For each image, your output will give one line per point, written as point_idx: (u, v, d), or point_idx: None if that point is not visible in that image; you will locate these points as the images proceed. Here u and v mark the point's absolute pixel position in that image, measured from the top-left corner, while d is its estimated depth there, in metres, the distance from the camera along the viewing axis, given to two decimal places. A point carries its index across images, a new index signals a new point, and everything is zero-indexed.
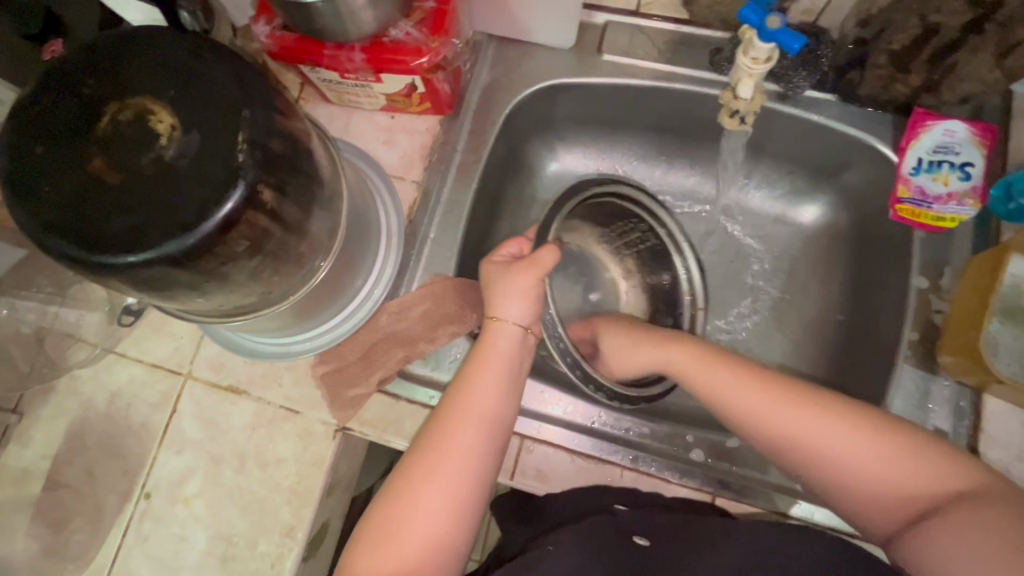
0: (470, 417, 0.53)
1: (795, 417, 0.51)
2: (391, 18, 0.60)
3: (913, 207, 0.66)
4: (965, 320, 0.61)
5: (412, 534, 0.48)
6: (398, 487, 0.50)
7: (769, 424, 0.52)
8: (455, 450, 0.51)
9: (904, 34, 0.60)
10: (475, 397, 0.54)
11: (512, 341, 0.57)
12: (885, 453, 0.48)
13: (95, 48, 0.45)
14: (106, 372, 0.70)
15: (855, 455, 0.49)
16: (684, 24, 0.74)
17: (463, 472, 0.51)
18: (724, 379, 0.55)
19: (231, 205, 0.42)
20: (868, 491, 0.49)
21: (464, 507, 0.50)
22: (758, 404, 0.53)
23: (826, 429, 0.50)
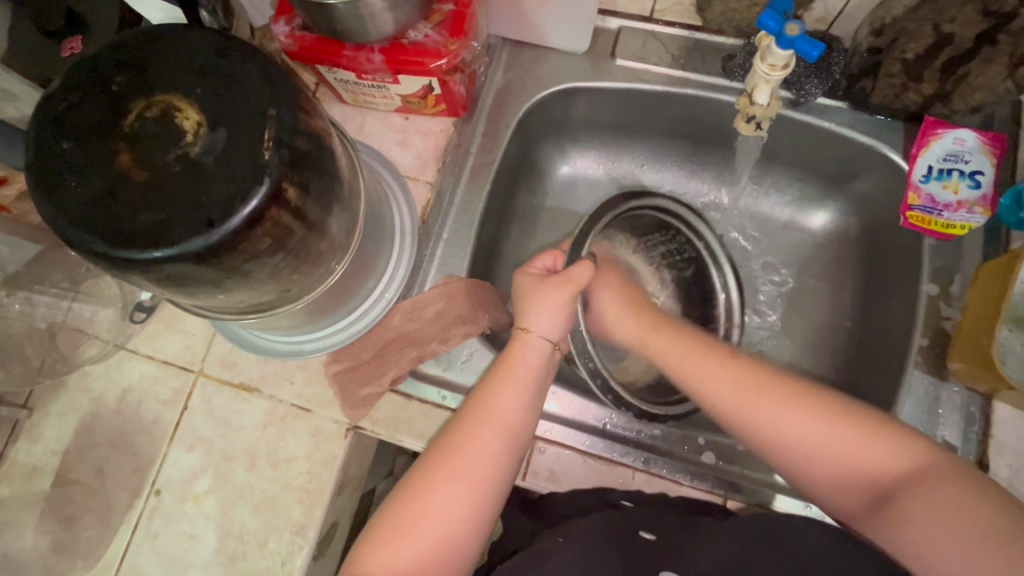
0: (491, 425, 0.53)
1: (760, 406, 0.51)
2: (411, 20, 0.60)
3: (923, 215, 0.67)
4: (976, 327, 0.61)
5: (425, 535, 0.48)
6: (413, 489, 0.50)
7: (742, 412, 0.52)
8: (476, 456, 0.51)
9: (917, 43, 0.61)
10: (497, 404, 0.54)
11: (540, 354, 0.57)
12: (849, 435, 0.48)
13: (122, 46, 0.45)
14: (117, 369, 0.70)
15: (823, 442, 0.49)
16: (697, 31, 0.75)
17: (481, 477, 0.51)
18: (694, 361, 0.56)
19: (256, 202, 0.43)
20: (839, 477, 0.49)
21: (479, 512, 0.50)
22: (727, 387, 0.53)
23: (791, 417, 0.50)
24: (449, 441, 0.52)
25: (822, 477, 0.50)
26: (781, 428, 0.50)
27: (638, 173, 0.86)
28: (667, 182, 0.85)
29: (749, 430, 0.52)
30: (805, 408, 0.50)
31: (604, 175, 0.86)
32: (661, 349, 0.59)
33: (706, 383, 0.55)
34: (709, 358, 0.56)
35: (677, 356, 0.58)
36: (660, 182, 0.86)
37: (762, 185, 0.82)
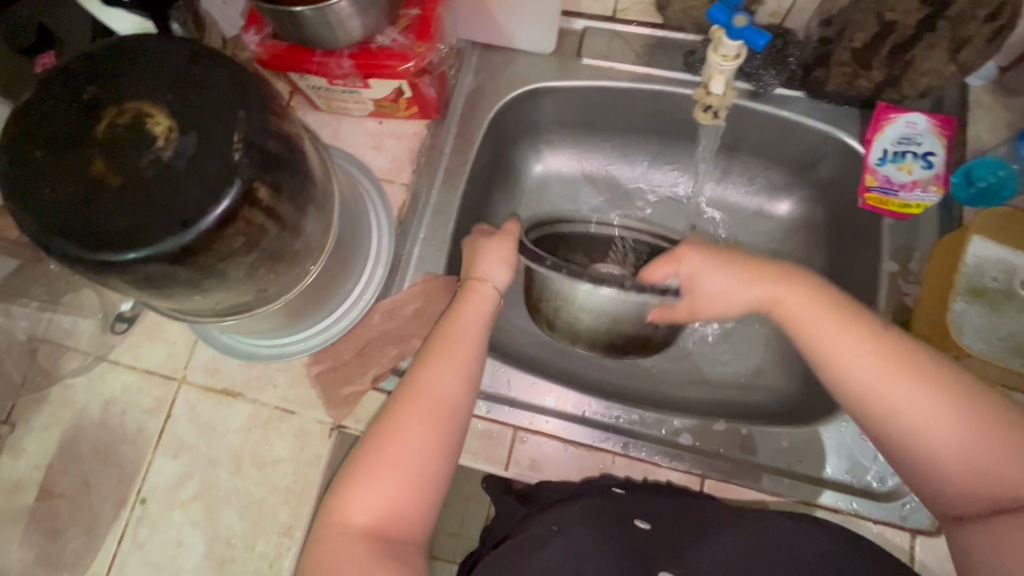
0: (446, 364, 0.57)
1: (898, 396, 0.49)
2: (378, 25, 0.62)
3: (881, 196, 0.69)
4: (934, 300, 0.64)
5: (394, 471, 0.52)
6: (379, 430, 0.54)
7: (877, 400, 0.50)
8: (429, 396, 0.55)
9: (863, 32, 0.64)
10: (451, 348, 0.58)
11: (487, 297, 0.62)
12: (991, 449, 0.47)
13: (93, 57, 0.47)
14: (99, 380, 0.71)
15: (955, 451, 0.48)
16: (658, 28, 0.78)
17: (441, 417, 0.55)
18: (844, 340, 0.52)
19: (228, 202, 0.44)
20: (952, 483, 0.49)
21: (442, 456, 0.54)
22: (874, 370, 0.50)
23: (934, 418, 0.48)
24: (410, 387, 0.56)
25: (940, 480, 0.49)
26: (917, 419, 0.49)
27: (608, 169, 0.88)
28: (636, 176, 0.87)
29: (877, 414, 0.51)
30: (947, 412, 0.48)
31: (578, 172, 0.88)
32: (796, 311, 0.55)
33: (849, 365, 0.52)
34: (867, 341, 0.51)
35: (824, 334, 0.53)
36: (630, 177, 0.87)
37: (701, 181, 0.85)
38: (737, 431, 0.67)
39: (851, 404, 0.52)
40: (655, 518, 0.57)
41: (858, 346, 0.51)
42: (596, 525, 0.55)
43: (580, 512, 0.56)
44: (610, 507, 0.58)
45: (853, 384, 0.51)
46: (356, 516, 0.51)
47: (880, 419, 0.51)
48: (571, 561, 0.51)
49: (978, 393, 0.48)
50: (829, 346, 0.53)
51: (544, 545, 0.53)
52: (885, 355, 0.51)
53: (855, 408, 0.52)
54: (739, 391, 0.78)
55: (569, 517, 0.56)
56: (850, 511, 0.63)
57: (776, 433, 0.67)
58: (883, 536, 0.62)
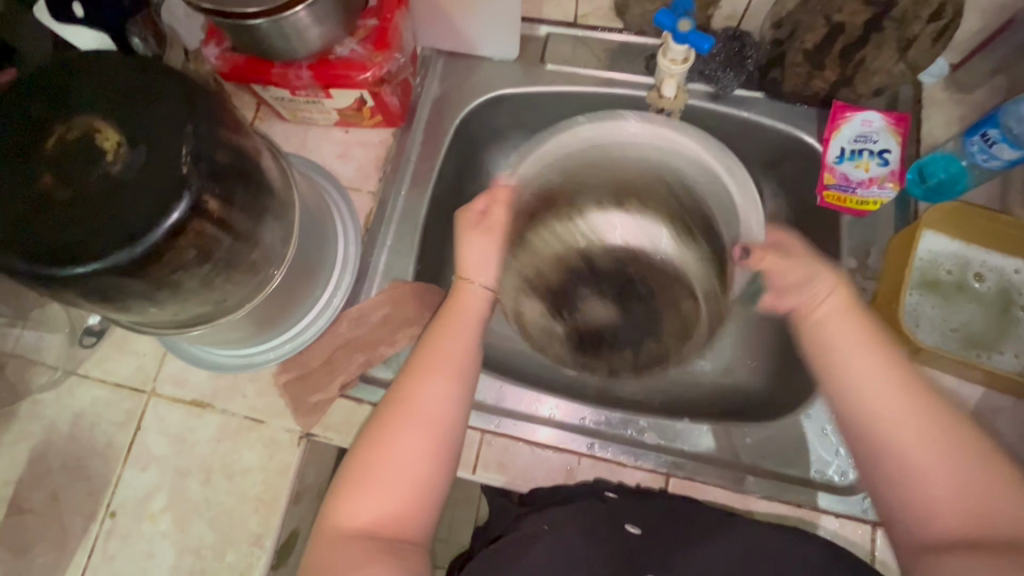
0: (439, 367, 0.57)
1: (901, 409, 0.51)
2: (336, 35, 0.63)
3: (838, 193, 0.71)
4: (890, 295, 0.64)
5: (391, 474, 0.53)
6: (375, 434, 0.54)
7: (879, 420, 0.51)
8: (423, 399, 0.55)
9: (813, 33, 0.66)
10: (443, 350, 0.59)
11: (478, 299, 0.63)
12: (974, 479, 0.48)
13: (42, 75, 0.47)
14: (68, 395, 0.71)
15: (942, 477, 0.48)
16: (620, 33, 0.79)
17: (435, 419, 0.55)
18: (854, 359, 0.54)
19: (177, 214, 0.44)
20: (941, 508, 0.48)
21: (436, 460, 0.54)
22: (883, 391, 0.52)
23: (929, 442, 0.49)
24: (405, 387, 0.56)
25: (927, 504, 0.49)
26: (914, 439, 0.50)
27: None
28: None
29: (878, 424, 0.51)
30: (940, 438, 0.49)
31: None
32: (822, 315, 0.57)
33: (859, 383, 0.53)
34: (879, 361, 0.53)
35: (835, 342, 0.55)
36: None
37: (650, 198, 0.81)
38: (702, 429, 0.68)
39: (850, 412, 0.53)
40: (645, 522, 0.58)
41: (867, 354, 0.53)
42: (585, 527, 0.56)
43: (573, 513, 0.57)
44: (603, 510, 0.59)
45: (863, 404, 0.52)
46: (349, 519, 0.52)
47: (872, 428, 0.52)
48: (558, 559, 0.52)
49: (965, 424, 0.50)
50: (845, 349, 0.54)
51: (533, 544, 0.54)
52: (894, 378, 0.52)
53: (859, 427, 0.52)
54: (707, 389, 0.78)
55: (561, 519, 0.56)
56: (815, 507, 0.63)
57: (741, 430, 0.68)
58: (844, 530, 0.63)
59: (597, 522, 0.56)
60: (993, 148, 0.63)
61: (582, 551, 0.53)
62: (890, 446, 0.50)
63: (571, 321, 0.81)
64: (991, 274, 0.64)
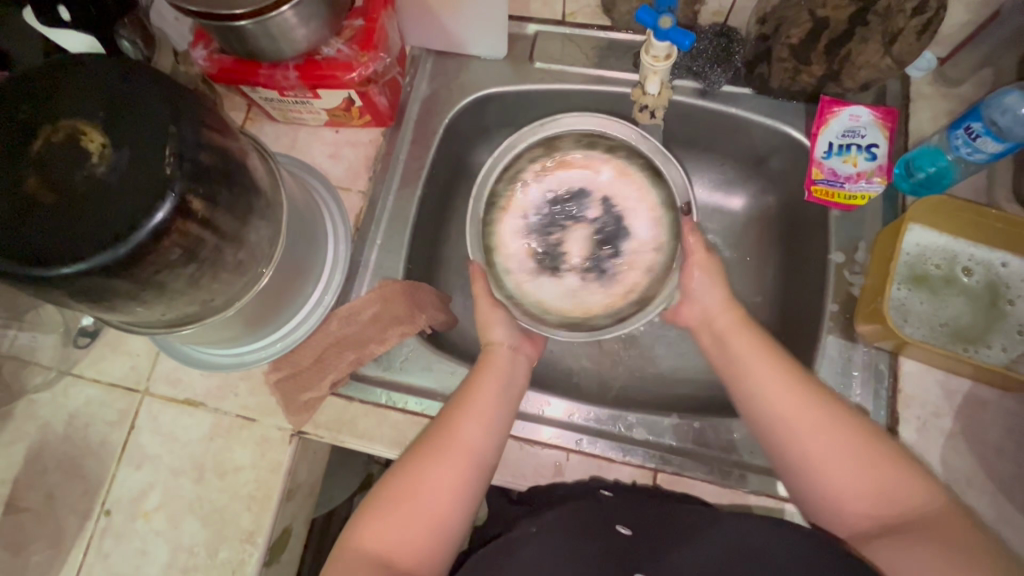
0: (469, 422, 0.58)
1: (801, 410, 0.54)
2: (322, 36, 0.63)
3: (827, 188, 0.70)
4: (876, 289, 0.64)
5: (420, 517, 0.53)
6: (403, 482, 0.55)
7: (780, 423, 0.55)
8: (455, 450, 0.57)
9: (799, 28, 0.66)
10: (476, 406, 0.60)
11: (506, 361, 0.64)
12: (874, 468, 0.51)
13: (27, 78, 0.48)
14: (63, 395, 0.72)
15: (847, 471, 0.51)
16: (608, 30, 0.79)
17: (464, 466, 0.56)
18: (761, 367, 0.58)
19: (161, 215, 0.45)
20: (849, 499, 0.51)
21: (461, 503, 0.55)
22: (784, 396, 0.56)
23: (832, 440, 0.53)
24: (438, 439, 0.57)
25: (837, 497, 0.52)
26: (814, 439, 0.53)
27: None
28: None
29: (784, 430, 0.55)
30: (841, 434, 0.53)
31: None
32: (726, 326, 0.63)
33: (762, 388, 0.57)
34: (775, 364, 0.58)
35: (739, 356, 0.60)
36: None
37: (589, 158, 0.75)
38: (689, 424, 0.68)
39: (757, 417, 0.57)
40: (637, 524, 0.53)
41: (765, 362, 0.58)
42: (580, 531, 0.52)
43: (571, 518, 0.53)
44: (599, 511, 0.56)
45: (768, 407, 0.56)
46: (366, 544, 0.52)
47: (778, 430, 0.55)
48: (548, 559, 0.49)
49: (860, 418, 0.54)
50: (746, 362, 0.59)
51: (524, 543, 0.51)
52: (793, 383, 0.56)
53: (761, 427, 0.57)
54: (698, 385, 0.78)
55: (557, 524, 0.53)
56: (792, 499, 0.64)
57: (729, 425, 0.68)
58: None
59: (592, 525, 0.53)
60: (977, 141, 0.63)
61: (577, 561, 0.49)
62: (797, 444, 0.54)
63: (569, 269, 0.75)
64: (978, 268, 0.64)
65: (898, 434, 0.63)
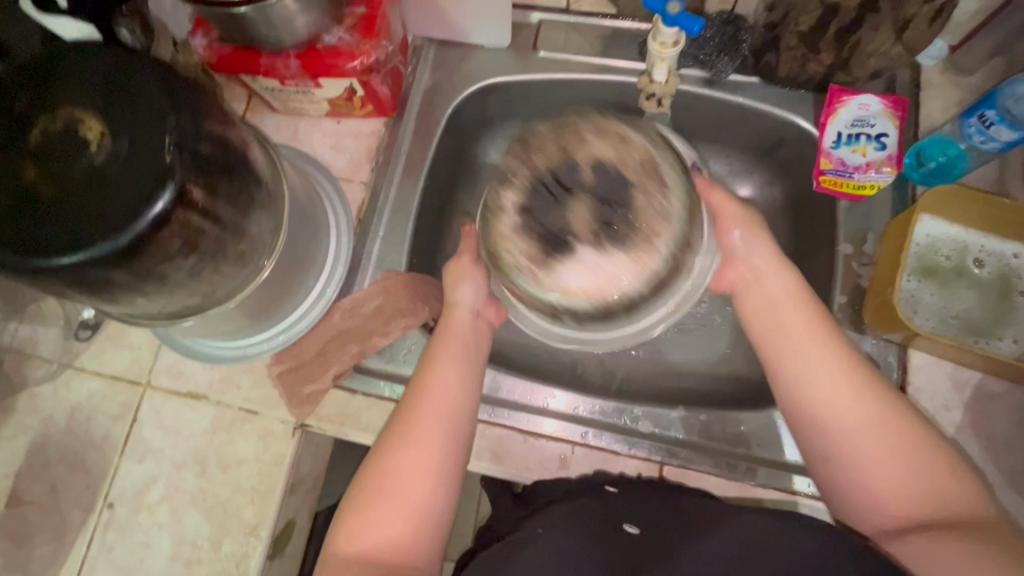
0: (436, 397, 0.58)
1: (855, 401, 0.53)
2: (323, 24, 0.62)
3: (835, 178, 0.69)
4: (884, 280, 0.64)
5: (400, 497, 0.53)
6: (378, 463, 0.55)
7: (830, 413, 0.54)
8: (424, 426, 0.56)
9: (808, 16, 0.63)
10: (441, 378, 0.59)
11: (466, 324, 0.64)
12: (918, 466, 0.50)
13: (23, 67, 0.47)
14: (65, 388, 0.71)
15: (889, 464, 0.51)
16: (613, 19, 0.78)
17: (437, 440, 0.56)
18: (811, 353, 0.57)
19: (162, 205, 0.44)
20: (886, 492, 0.51)
21: (441, 478, 0.55)
22: (834, 385, 0.54)
23: (878, 433, 0.52)
24: (407, 417, 0.57)
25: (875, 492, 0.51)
26: (861, 432, 0.52)
27: None
28: None
29: (833, 421, 0.54)
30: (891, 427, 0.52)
31: None
32: (775, 297, 0.61)
33: (812, 375, 0.56)
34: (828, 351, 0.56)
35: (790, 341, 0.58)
36: None
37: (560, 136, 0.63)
38: (695, 417, 0.68)
39: (805, 405, 0.56)
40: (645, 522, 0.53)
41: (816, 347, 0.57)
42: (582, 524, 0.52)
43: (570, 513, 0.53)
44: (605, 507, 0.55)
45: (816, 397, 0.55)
46: (356, 545, 0.52)
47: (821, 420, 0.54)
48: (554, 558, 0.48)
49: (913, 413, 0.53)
50: (795, 349, 0.57)
51: (527, 543, 0.50)
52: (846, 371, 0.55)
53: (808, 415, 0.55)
54: (704, 378, 0.78)
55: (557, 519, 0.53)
56: (807, 493, 0.63)
57: (736, 418, 0.67)
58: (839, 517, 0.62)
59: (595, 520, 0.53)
60: (991, 129, 0.62)
61: (583, 555, 0.48)
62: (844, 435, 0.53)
63: (583, 247, 0.61)
64: (990, 259, 0.63)
65: None
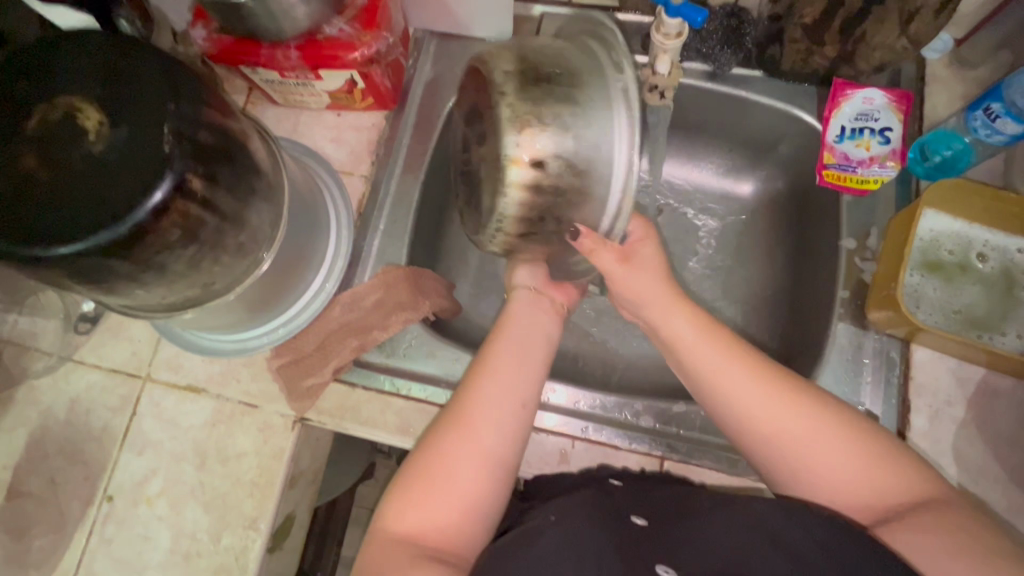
0: (497, 379, 0.57)
1: (779, 412, 0.52)
2: (324, 15, 0.62)
3: (839, 172, 0.69)
4: (887, 274, 0.63)
5: (454, 476, 0.52)
6: (434, 441, 0.54)
7: (758, 427, 0.52)
8: (485, 405, 0.55)
9: (813, 8, 0.63)
10: (501, 361, 0.58)
11: (528, 312, 0.63)
12: (861, 460, 0.49)
13: (21, 55, 0.46)
14: (64, 380, 0.71)
15: (834, 466, 0.49)
16: (616, 12, 0.78)
17: (497, 422, 0.55)
18: (724, 367, 0.55)
19: (160, 195, 0.44)
20: (835, 491, 0.50)
21: (496, 460, 0.54)
22: (751, 398, 0.53)
23: (817, 439, 0.50)
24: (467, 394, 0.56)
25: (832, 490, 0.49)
26: (798, 436, 0.51)
27: (695, 173, 0.84)
28: (684, 175, 0.84)
29: (768, 435, 0.52)
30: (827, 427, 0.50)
31: (681, 180, 0.84)
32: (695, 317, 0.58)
33: (731, 393, 0.54)
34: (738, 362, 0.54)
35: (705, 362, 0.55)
36: (679, 176, 0.84)
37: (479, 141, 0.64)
38: (696, 412, 0.67)
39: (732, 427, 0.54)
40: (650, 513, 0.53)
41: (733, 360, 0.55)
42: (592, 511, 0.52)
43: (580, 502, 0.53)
44: (610, 500, 0.55)
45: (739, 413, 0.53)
46: (402, 520, 0.51)
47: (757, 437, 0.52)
48: (570, 545, 0.47)
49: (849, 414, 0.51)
50: (711, 366, 0.55)
51: (542, 532, 0.49)
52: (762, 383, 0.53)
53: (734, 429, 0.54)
54: None
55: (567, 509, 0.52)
56: None
57: None
58: None
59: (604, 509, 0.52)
60: (996, 122, 0.62)
61: (594, 536, 0.48)
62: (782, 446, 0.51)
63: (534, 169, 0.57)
64: (994, 254, 0.63)
65: (910, 422, 0.62)
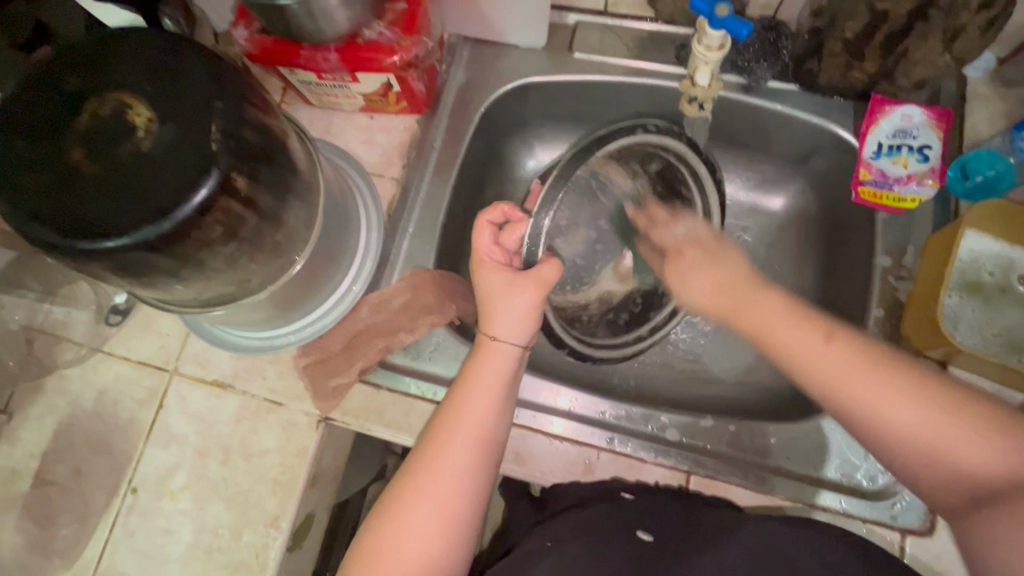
0: (458, 443, 0.52)
1: (861, 375, 0.46)
2: (364, 19, 0.62)
3: (874, 189, 0.68)
4: (926, 295, 0.62)
5: (404, 556, 0.48)
6: (389, 510, 0.50)
7: (833, 389, 0.48)
8: (444, 476, 0.51)
9: (854, 23, 0.62)
10: (466, 420, 0.53)
11: (508, 360, 0.57)
12: (955, 428, 0.43)
13: (76, 50, 0.47)
14: (94, 371, 0.72)
15: (922, 437, 0.44)
16: (651, 22, 0.78)
17: (453, 492, 0.50)
18: (803, 339, 0.49)
19: (205, 192, 0.44)
20: (920, 466, 0.45)
21: (450, 534, 0.50)
22: (833, 365, 0.47)
23: (896, 406, 0.45)
24: (426, 458, 0.52)
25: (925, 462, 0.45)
26: (881, 404, 0.46)
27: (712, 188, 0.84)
28: None
29: (850, 411, 0.47)
30: (913, 402, 0.45)
31: None
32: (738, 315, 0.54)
33: (803, 354, 0.49)
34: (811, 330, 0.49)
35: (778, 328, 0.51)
36: None
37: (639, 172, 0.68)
38: (724, 428, 0.67)
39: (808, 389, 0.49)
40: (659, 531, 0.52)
41: (816, 345, 0.48)
42: (595, 531, 0.51)
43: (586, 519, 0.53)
44: (617, 512, 0.54)
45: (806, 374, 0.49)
46: None
47: (836, 407, 0.48)
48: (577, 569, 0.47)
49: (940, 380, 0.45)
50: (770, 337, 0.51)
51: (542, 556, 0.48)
52: (847, 348, 0.48)
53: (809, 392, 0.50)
54: (729, 389, 0.77)
55: (572, 531, 0.52)
56: (839, 509, 0.62)
57: (764, 429, 0.67)
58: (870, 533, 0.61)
59: (611, 525, 0.52)
60: None
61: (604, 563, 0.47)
62: (907, 446, 0.45)
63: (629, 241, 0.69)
64: None
65: None
